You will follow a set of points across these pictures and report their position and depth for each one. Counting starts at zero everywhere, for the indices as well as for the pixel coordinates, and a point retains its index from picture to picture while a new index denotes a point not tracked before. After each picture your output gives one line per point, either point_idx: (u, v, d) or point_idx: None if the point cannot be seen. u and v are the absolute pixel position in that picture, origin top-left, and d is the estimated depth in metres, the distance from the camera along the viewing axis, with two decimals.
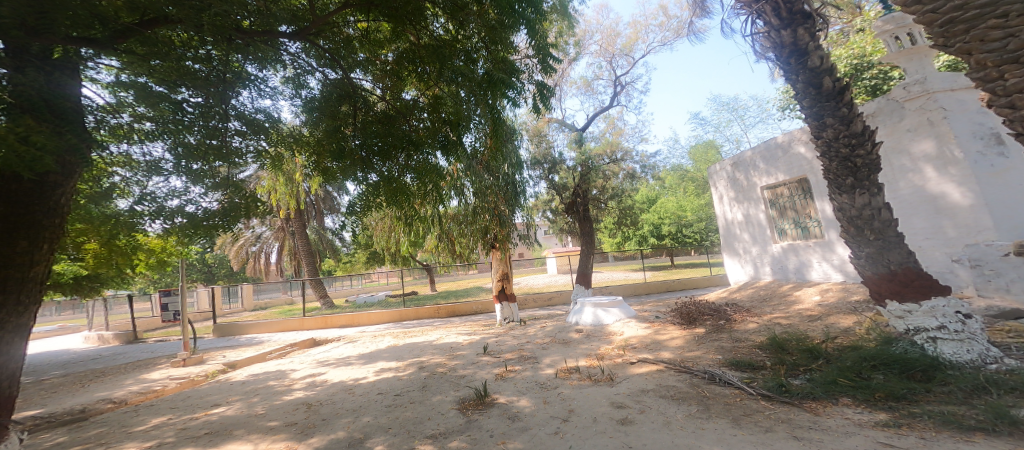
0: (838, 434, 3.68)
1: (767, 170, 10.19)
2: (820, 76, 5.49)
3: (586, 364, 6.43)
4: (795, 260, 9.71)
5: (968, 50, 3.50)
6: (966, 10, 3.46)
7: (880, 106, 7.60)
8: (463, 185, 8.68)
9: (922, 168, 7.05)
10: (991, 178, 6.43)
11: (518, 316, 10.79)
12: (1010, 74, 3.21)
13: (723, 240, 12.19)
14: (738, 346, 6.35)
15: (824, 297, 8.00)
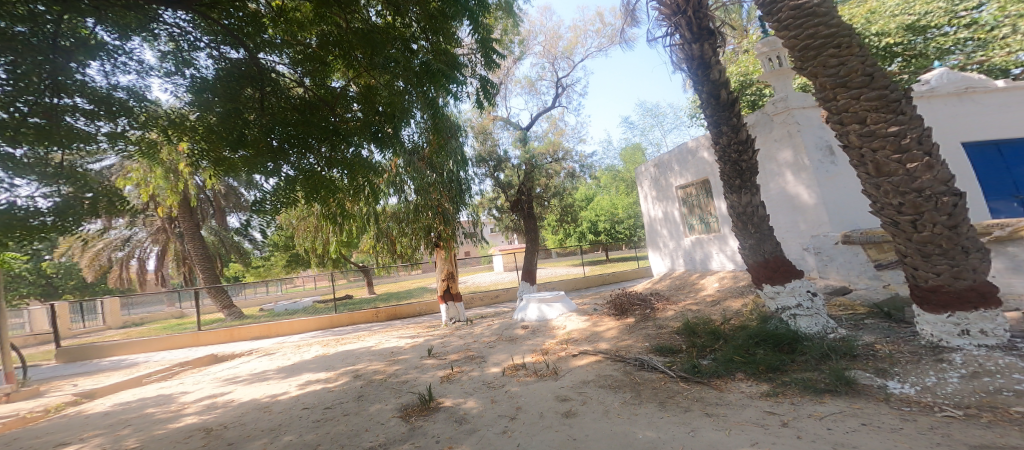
0: (736, 408, 4.16)
1: (680, 172, 11.25)
2: (719, 89, 6.17)
3: (532, 360, 6.51)
4: (701, 252, 10.84)
5: (814, 75, 4.70)
6: (820, 42, 4.62)
7: (758, 119, 8.73)
8: (402, 182, 8.37)
9: (785, 172, 8.31)
10: (829, 181, 7.76)
11: (464, 315, 10.54)
12: (842, 97, 4.46)
13: (648, 235, 13.26)
14: (662, 332, 6.92)
15: (722, 283, 9.09)
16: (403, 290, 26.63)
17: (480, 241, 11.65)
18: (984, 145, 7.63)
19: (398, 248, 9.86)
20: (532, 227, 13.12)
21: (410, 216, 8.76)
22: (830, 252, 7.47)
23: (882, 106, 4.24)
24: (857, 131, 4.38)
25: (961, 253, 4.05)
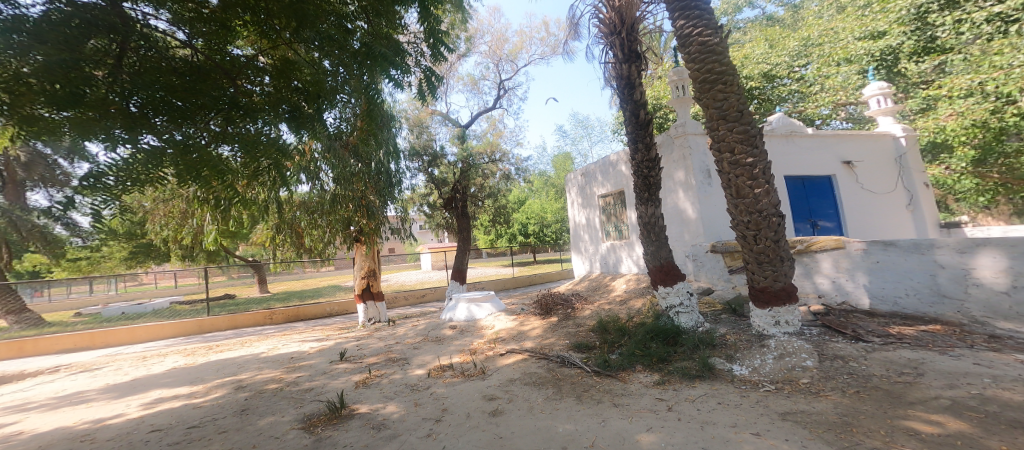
0: (635, 396, 4.56)
1: (601, 182, 12.01)
2: (639, 110, 6.72)
3: (459, 360, 6.44)
4: (613, 257, 11.70)
5: (706, 104, 5.27)
6: (716, 75, 5.16)
7: (664, 142, 9.58)
8: (319, 168, 7.50)
9: (678, 190, 9.24)
10: (705, 199, 8.69)
11: (386, 315, 10.07)
12: (723, 126, 5.13)
13: (573, 241, 13.82)
14: (580, 330, 7.32)
15: (628, 285, 9.90)
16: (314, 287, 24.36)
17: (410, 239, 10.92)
18: (799, 179, 9.08)
19: (307, 242, 9.05)
20: (465, 225, 12.85)
21: (327, 206, 8.00)
22: (701, 258, 8.47)
23: (745, 140, 5.00)
24: (728, 160, 5.12)
25: (780, 260, 4.93)
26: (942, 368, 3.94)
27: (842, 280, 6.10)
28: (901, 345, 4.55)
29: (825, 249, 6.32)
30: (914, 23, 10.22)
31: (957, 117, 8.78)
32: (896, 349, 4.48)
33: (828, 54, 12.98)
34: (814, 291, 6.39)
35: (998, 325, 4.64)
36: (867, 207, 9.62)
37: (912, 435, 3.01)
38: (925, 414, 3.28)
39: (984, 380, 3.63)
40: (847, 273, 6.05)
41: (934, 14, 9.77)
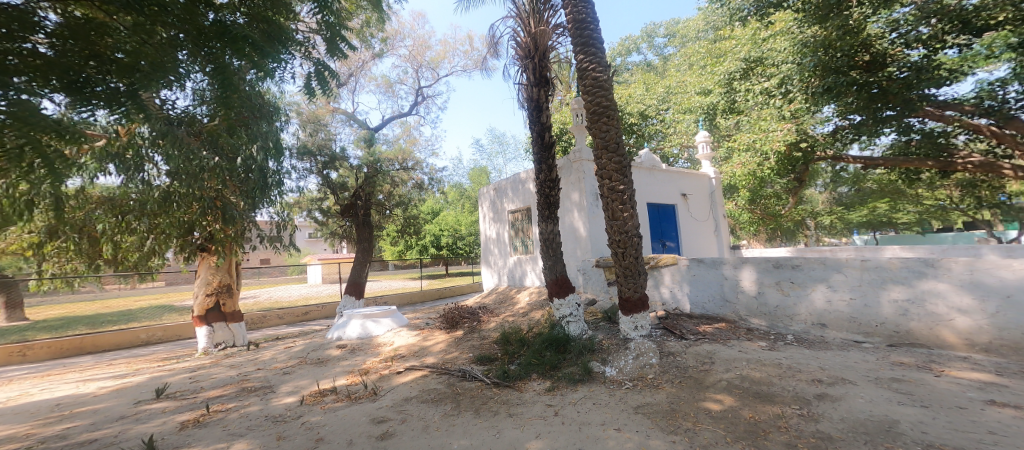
0: (527, 404, 3.89)
1: (512, 198, 12.37)
2: (545, 131, 6.36)
3: (347, 382, 5.93)
4: (519, 270, 12.09)
5: (592, 134, 4.61)
6: (602, 107, 4.54)
7: (562, 165, 8.30)
8: (144, 156, 5.81)
9: (573, 210, 8.03)
10: (593, 219, 7.69)
11: (242, 340, 8.70)
12: (604, 156, 4.49)
13: (483, 252, 13.95)
14: (485, 342, 7.33)
15: (532, 297, 10.22)
16: (165, 302, 20.23)
17: (292, 249, 9.58)
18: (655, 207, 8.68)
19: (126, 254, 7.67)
20: (365, 236, 11.99)
21: (162, 208, 6.38)
22: (589, 272, 7.29)
23: None
24: None
25: (639, 275, 4.48)
26: (722, 357, 4.02)
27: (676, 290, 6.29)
28: (704, 340, 4.54)
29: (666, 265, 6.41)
30: (724, 87, 10.97)
31: (739, 166, 10.14)
32: (682, 343, 4.50)
33: (679, 101, 14.22)
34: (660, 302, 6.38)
35: (764, 322, 5.22)
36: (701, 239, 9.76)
37: (704, 411, 3.11)
38: (713, 393, 3.38)
39: (747, 364, 3.79)
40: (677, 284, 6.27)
41: (733, 84, 10.35)
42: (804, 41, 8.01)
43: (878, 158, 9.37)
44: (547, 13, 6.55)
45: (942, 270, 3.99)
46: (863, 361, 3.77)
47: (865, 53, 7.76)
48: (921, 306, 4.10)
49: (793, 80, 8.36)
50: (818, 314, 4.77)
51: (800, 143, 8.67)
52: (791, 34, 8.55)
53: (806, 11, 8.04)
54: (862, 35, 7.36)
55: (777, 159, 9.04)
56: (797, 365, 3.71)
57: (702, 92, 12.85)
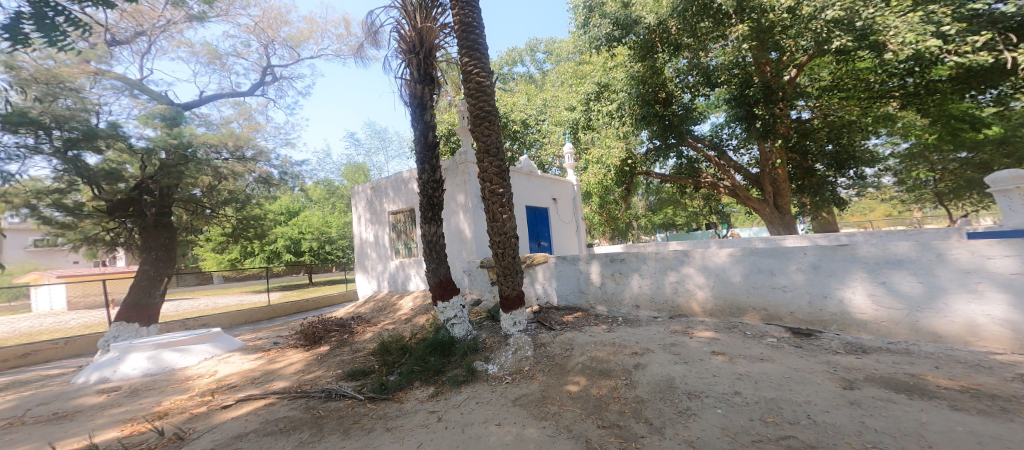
0: (409, 414, 3.72)
1: (393, 198, 11.89)
2: (427, 130, 6.15)
3: (122, 433, 3.93)
4: (401, 274, 11.69)
5: (475, 137, 4.75)
6: (483, 111, 4.71)
7: (448, 166, 8.29)
8: None
9: (458, 212, 8.11)
10: (479, 222, 7.92)
11: None
12: (486, 160, 4.65)
13: (356, 253, 13.20)
14: (356, 357, 6.52)
15: (416, 302, 9.86)
16: None
17: None
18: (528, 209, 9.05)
19: None
20: (158, 242, 8.75)
21: None
22: (474, 273, 7.43)
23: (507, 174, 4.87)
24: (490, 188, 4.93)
25: (518, 273, 4.76)
26: (580, 341, 4.44)
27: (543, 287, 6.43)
28: (569, 328, 5.01)
29: (538, 264, 6.45)
30: (585, 105, 11.41)
31: (592, 177, 10.93)
32: (549, 334, 4.87)
33: (553, 115, 14.70)
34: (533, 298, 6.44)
35: (604, 308, 5.74)
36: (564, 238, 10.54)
37: (566, 394, 3.44)
38: (572, 377, 3.74)
39: (593, 346, 4.25)
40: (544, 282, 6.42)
41: (591, 105, 11.07)
42: (631, 74, 9.28)
43: (666, 176, 11.52)
44: (435, 10, 6.45)
45: (698, 257, 4.95)
46: (657, 332, 4.47)
47: (662, 92, 9.40)
48: (685, 285, 5.09)
49: (626, 106, 9.72)
50: (633, 297, 5.49)
51: (628, 160, 10.39)
52: (625, 65, 9.69)
53: (633, 51, 9.30)
54: (660, 78, 9.13)
55: (615, 172, 10.51)
56: (624, 341, 4.27)
57: (569, 108, 12.79)
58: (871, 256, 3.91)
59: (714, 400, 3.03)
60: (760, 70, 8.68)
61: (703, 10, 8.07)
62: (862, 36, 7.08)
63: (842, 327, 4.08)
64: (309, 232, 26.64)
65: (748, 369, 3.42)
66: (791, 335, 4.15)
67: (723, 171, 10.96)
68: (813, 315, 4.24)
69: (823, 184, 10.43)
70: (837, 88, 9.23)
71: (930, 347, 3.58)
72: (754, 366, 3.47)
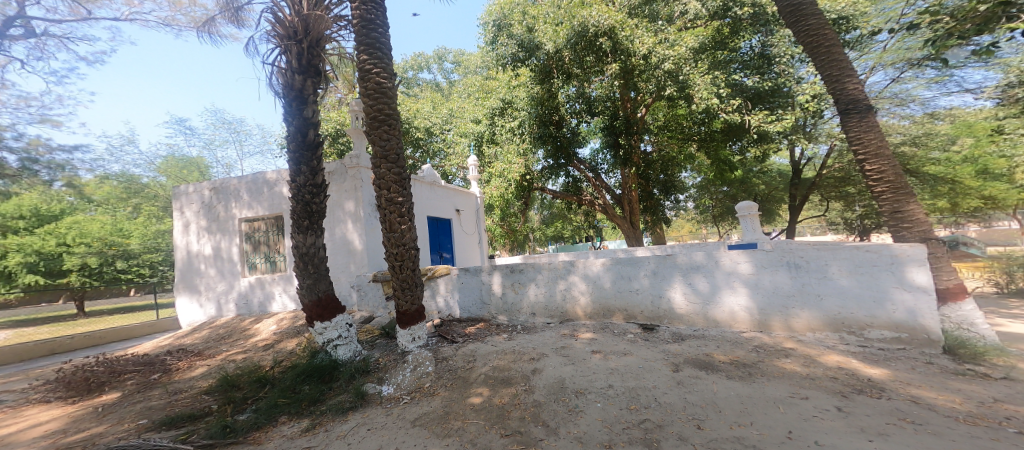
0: None
1: (246, 198, 8.31)
2: (308, 127, 5.36)
3: None
4: (259, 295, 8.11)
5: (372, 141, 4.46)
6: (383, 114, 4.47)
7: (335, 167, 7.42)
8: None
9: (347, 221, 7.32)
10: (372, 232, 7.27)
11: None
12: (383, 165, 4.40)
13: (178, 277, 8.62)
14: (181, 397, 4.74)
15: (281, 325, 7.24)
16: None
17: None
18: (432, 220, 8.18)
19: None
20: None
21: None
22: (364, 288, 6.85)
23: (404, 182, 4.49)
24: (385, 196, 4.42)
25: (417, 286, 4.54)
26: (483, 352, 4.41)
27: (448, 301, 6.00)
28: (472, 340, 4.91)
29: (440, 276, 6.02)
30: (490, 119, 10.83)
31: (495, 190, 10.40)
32: (451, 348, 4.71)
33: (457, 128, 13.40)
34: (435, 311, 6.00)
35: (504, 317, 5.67)
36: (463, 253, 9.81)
37: (469, 407, 3.39)
38: (475, 388, 3.70)
39: (494, 355, 4.26)
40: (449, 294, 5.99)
41: (495, 120, 10.52)
42: (532, 95, 9.63)
43: (555, 193, 12.15)
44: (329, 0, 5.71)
45: (581, 266, 5.30)
46: (549, 337, 4.68)
47: (555, 115, 10.18)
48: (571, 292, 5.39)
49: (526, 125, 9.95)
50: (532, 305, 5.55)
51: (528, 175, 10.34)
52: (526, 86, 9.72)
53: (533, 73, 9.70)
54: (555, 102, 9.85)
55: (515, 186, 10.14)
56: (522, 348, 4.36)
57: (473, 120, 12.11)
58: (684, 262, 4.84)
59: (595, 395, 3.31)
60: (623, 107, 10.01)
61: (589, 46, 8.88)
62: (677, 89, 8.51)
63: (670, 322, 4.90)
64: (76, 243, 14.82)
65: (617, 364, 3.79)
66: (643, 330, 4.82)
67: (597, 191, 12.18)
68: (656, 313, 4.96)
69: (656, 207, 11.99)
70: (666, 128, 10.95)
71: (715, 330, 4.61)
72: (622, 360, 3.86)
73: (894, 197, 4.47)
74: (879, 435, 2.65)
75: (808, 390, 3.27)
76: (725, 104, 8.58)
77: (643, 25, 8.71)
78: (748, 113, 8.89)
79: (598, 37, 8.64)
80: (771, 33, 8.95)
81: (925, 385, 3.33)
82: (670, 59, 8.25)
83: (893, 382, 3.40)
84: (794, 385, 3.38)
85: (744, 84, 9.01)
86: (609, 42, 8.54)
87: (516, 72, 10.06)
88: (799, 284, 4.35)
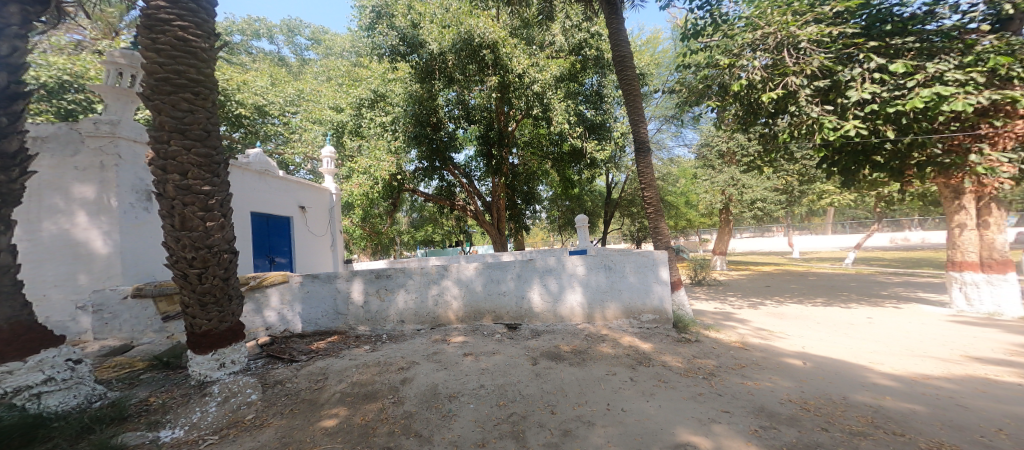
0: None
1: None
2: None
3: None
4: None
5: (156, 108, 3.28)
6: (182, 77, 3.34)
7: (54, 130, 4.60)
8: None
9: (76, 212, 4.63)
10: (135, 230, 4.86)
11: None
12: (175, 141, 3.28)
13: None
14: None
15: None
16: None
17: None
18: (262, 217, 6.38)
19: None
20: None
21: None
22: (112, 308, 4.56)
23: (208, 166, 3.44)
24: (175, 181, 3.27)
25: (228, 299, 3.55)
26: (335, 368, 3.84)
27: (283, 313, 4.97)
28: (321, 356, 4.20)
29: (273, 284, 4.92)
30: (355, 109, 9.86)
31: (356, 187, 9.23)
32: (291, 368, 3.91)
33: (309, 110, 11.45)
34: (262, 328, 4.85)
35: (366, 327, 5.09)
36: (315, 260, 7.85)
37: (320, 432, 2.90)
38: (328, 410, 3.19)
39: (354, 370, 3.79)
40: (288, 305, 4.99)
41: (364, 111, 9.73)
42: (409, 92, 9.15)
43: (428, 196, 11.86)
44: None
45: (455, 270, 5.23)
46: (420, 344, 4.55)
47: (433, 116, 9.82)
48: (444, 297, 5.24)
49: (400, 122, 9.27)
50: (400, 312, 5.15)
51: (399, 175, 9.38)
52: (404, 81, 9.39)
53: (413, 70, 9.31)
54: (434, 103, 9.44)
55: (382, 186, 9.17)
56: (388, 358, 4.05)
57: (330, 107, 10.71)
58: (541, 266, 5.35)
59: (467, 397, 3.36)
60: (496, 119, 10.44)
61: (471, 55, 8.96)
62: (541, 110, 9.32)
63: (527, 320, 5.33)
64: None
65: (487, 364, 4.00)
66: (508, 329, 5.14)
67: (470, 197, 12.18)
68: (521, 314, 5.32)
69: (518, 216, 12.60)
70: (529, 144, 11.52)
71: (562, 325, 5.29)
72: (491, 360, 4.09)
73: (654, 216, 6.07)
74: (651, 394, 3.57)
75: (615, 367, 4.11)
76: (572, 130, 9.51)
77: (520, 46, 9.21)
78: (586, 140, 9.88)
79: (481, 48, 8.79)
80: (606, 75, 10.32)
81: (674, 352, 4.65)
82: (538, 82, 8.90)
83: (656, 351, 4.62)
84: (612, 364, 4.19)
85: (585, 115, 9.97)
86: (491, 55, 8.80)
87: (393, 66, 9.55)
88: (611, 281, 5.41)
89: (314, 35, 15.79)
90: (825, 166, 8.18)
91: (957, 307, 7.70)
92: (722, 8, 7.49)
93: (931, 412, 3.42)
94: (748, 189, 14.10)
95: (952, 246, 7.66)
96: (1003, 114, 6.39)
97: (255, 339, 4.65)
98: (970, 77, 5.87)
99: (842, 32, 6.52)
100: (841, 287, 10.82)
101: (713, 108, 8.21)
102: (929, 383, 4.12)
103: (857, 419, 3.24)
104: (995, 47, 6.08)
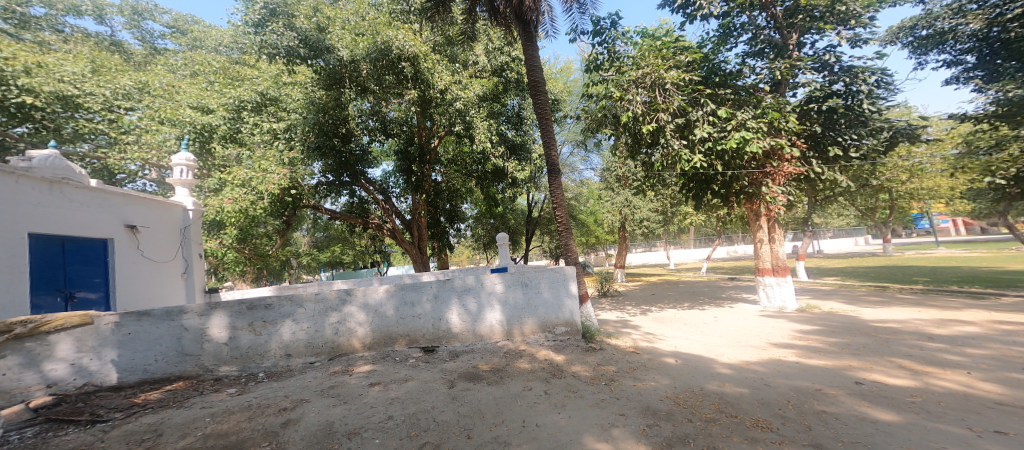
0: None
1: None
2: None
3: None
4: None
5: None
6: None
7: None
8: None
9: None
10: None
11: None
12: None
13: None
14: None
15: None
16: None
17: None
18: (51, 240, 4.79)
19: None
20: None
21: None
22: None
23: None
24: None
25: None
26: (175, 421, 3.13)
27: (82, 364, 3.63)
28: (144, 412, 3.34)
29: (62, 329, 3.53)
30: (231, 112, 8.87)
31: (227, 202, 7.85)
32: (99, 430, 3.02)
33: (155, 106, 9.15)
34: (40, 387, 3.37)
35: (234, 366, 4.31)
36: (158, 295, 6.18)
37: None
38: None
39: (211, 419, 3.17)
40: (91, 352, 3.69)
41: (244, 114, 8.92)
42: (311, 99, 8.41)
43: (336, 213, 10.85)
44: None
45: (361, 294, 4.83)
46: (313, 378, 4.08)
47: (343, 127, 9.13)
48: (346, 324, 4.80)
49: (298, 130, 8.61)
50: (286, 345, 4.51)
51: (292, 189, 8.46)
52: (305, 87, 8.72)
53: (317, 75, 8.64)
54: (343, 113, 8.72)
55: (269, 201, 8.19)
56: (264, 400, 3.51)
57: (190, 106, 8.97)
58: (460, 285, 5.23)
59: (371, 431, 3.05)
60: (417, 134, 10.13)
61: (390, 65, 8.64)
62: (463, 127, 9.25)
63: (444, 342, 5.13)
64: None
65: (398, 392, 3.72)
66: (424, 352, 4.90)
67: (385, 215, 11.56)
68: (437, 335, 5.11)
69: (440, 234, 12.40)
70: (454, 162, 11.09)
71: (481, 344, 5.19)
72: (402, 388, 3.83)
73: (564, 234, 6.38)
74: (562, 406, 3.64)
75: (519, 382, 4.11)
76: (494, 149, 9.61)
77: (443, 63, 9.12)
78: (507, 160, 10.14)
79: (400, 60, 8.57)
80: (526, 98, 10.69)
81: (581, 362, 4.86)
82: (461, 99, 8.84)
83: (567, 362, 4.78)
84: (521, 380, 4.18)
85: (506, 135, 10.24)
86: (410, 68, 8.62)
87: (291, 68, 8.96)
88: (527, 297, 5.51)
89: (177, 22, 13.57)
90: (685, 192, 9.62)
91: (762, 304, 9.27)
92: (616, 47, 8.33)
93: (752, 392, 4.07)
94: (637, 209, 15.76)
95: (756, 255, 9.23)
96: (777, 158, 8.17)
97: (23, 403, 3.25)
98: (761, 126, 7.40)
99: (692, 79, 7.78)
100: (699, 292, 12.52)
101: (609, 138, 9.03)
102: (750, 368, 4.91)
103: (710, 407, 3.69)
104: (772, 104, 7.80)
